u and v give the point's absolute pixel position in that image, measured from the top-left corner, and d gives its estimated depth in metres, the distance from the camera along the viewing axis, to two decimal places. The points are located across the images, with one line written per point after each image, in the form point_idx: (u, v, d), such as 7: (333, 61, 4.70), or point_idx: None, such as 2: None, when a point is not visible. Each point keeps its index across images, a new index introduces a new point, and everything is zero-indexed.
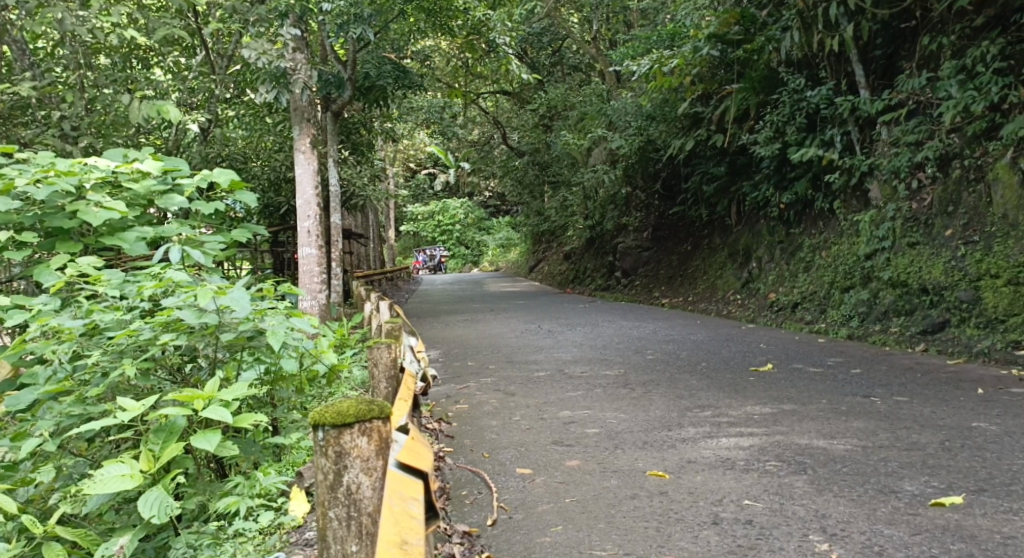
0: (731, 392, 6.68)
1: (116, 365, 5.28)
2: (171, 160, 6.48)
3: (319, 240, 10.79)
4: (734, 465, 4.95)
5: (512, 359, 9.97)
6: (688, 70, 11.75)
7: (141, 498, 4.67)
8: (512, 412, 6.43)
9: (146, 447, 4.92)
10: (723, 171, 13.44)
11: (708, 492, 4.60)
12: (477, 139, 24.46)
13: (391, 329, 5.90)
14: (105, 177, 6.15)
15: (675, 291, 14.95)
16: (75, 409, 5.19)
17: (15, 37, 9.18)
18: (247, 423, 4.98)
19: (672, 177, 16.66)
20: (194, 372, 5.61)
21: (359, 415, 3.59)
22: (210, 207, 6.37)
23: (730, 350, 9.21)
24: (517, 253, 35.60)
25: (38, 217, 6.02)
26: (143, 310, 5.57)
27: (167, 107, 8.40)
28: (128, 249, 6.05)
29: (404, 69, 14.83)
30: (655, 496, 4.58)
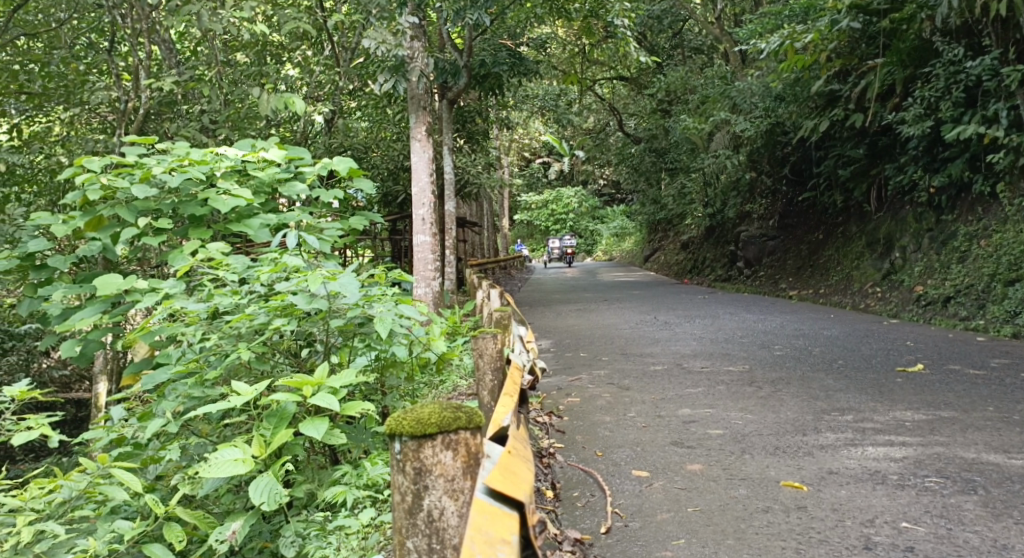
0: (876, 394, 6.09)
1: (233, 348, 5.15)
2: (294, 149, 6.39)
3: (434, 227, 10.59)
4: (885, 479, 4.43)
5: (627, 351, 9.55)
6: (825, 46, 11.00)
7: (252, 485, 4.45)
8: (627, 408, 6.04)
9: (258, 432, 4.74)
10: (862, 154, 12.68)
11: (856, 511, 4.11)
12: (592, 127, 24.03)
13: (500, 317, 5.59)
14: (234, 166, 6.08)
15: (805, 283, 14.17)
16: (194, 391, 5.07)
17: (162, 37, 9.56)
18: (355, 412, 4.68)
19: (802, 162, 15.82)
20: (306, 356, 5.41)
21: (442, 424, 3.19)
22: (329, 195, 6.25)
23: (872, 348, 8.52)
24: (632, 243, 35.02)
25: (174, 205, 5.91)
26: (260, 295, 5.43)
27: (294, 98, 8.27)
28: (253, 236, 5.88)
29: (520, 55, 14.51)
30: (793, 511, 4.11)
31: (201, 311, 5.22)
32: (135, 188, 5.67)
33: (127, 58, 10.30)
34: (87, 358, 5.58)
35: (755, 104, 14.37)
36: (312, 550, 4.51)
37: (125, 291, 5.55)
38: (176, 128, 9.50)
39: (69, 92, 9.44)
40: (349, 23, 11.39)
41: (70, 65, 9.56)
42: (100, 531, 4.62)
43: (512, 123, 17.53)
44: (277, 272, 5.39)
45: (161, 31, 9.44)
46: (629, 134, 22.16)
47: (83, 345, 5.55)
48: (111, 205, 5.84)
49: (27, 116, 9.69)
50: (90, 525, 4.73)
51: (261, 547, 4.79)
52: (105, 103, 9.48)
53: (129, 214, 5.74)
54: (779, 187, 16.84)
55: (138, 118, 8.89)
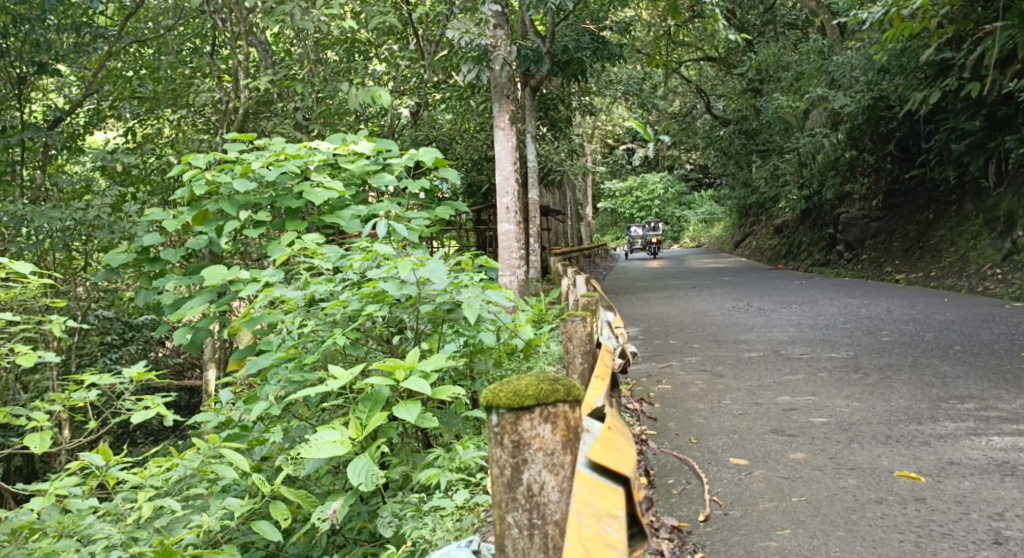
0: (997, 381, 5.72)
1: (329, 334, 5.11)
2: (383, 141, 6.36)
3: (518, 216, 10.46)
4: (1014, 470, 4.12)
5: (721, 338, 9.27)
6: (935, 13, 10.47)
7: (350, 466, 4.34)
8: (723, 395, 5.82)
9: (354, 416, 4.62)
10: (979, 125, 12.28)
11: (982, 503, 3.82)
12: (678, 111, 23.54)
13: (587, 302, 5.43)
14: (327, 160, 6.11)
15: (913, 266, 13.55)
16: (295, 375, 5.05)
17: (260, 39, 9.66)
18: (447, 396, 4.56)
19: (909, 138, 15.17)
20: (397, 341, 5.36)
21: (541, 397, 3.08)
22: (417, 185, 6.21)
23: (987, 333, 8.05)
24: (722, 229, 34.32)
25: (273, 198, 5.96)
26: (353, 282, 5.37)
27: (381, 91, 8.26)
28: (345, 227, 5.92)
29: (603, 39, 14.22)
30: (909, 503, 3.86)
31: (298, 298, 5.20)
32: (236, 183, 5.67)
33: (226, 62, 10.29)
34: (198, 346, 5.66)
35: (854, 79, 14.20)
36: (408, 530, 4.43)
37: (228, 283, 5.61)
38: (273, 126, 9.60)
39: (176, 95, 9.71)
40: (433, 15, 11.33)
41: (177, 69, 9.81)
42: (213, 508, 4.56)
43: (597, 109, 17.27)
44: (370, 260, 5.31)
45: (258, 32, 9.61)
46: (717, 118, 21.64)
47: (194, 333, 5.66)
48: (215, 200, 5.87)
49: (141, 119, 9.78)
50: (205, 502, 4.72)
51: (361, 526, 4.79)
52: (209, 104, 9.72)
53: (232, 207, 5.82)
54: (883, 165, 16.26)
55: (239, 117, 9.07)
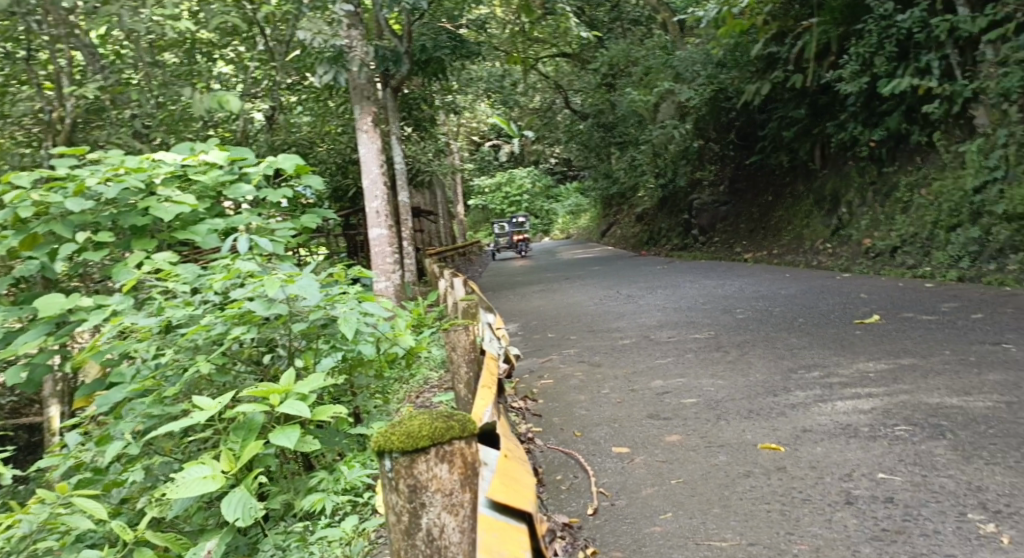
0: (838, 348, 6.23)
1: (191, 362, 4.93)
2: (236, 149, 6.28)
3: (388, 220, 10.49)
4: (857, 432, 4.52)
5: (594, 328, 9.62)
6: (760, 10, 11.62)
7: (224, 501, 4.22)
8: (600, 385, 6.09)
9: (227, 447, 4.51)
10: (804, 113, 13.35)
11: (833, 466, 4.19)
12: (538, 106, 24.00)
13: (467, 307, 5.66)
14: (175, 172, 5.98)
15: (758, 245, 14.92)
16: (155, 410, 4.82)
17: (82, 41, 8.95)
18: (326, 417, 4.53)
19: (747, 126, 16.52)
20: (269, 361, 5.21)
21: (435, 436, 2.96)
22: (277, 195, 6.12)
23: (830, 303, 8.69)
24: (589, 219, 35.20)
25: (114, 216, 5.78)
26: (214, 304, 5.23)
27: (228, 97, 8.06)
28: (201, 243, 5.86)
29: (460, 38, 14.39)
30: (773, 473, 4.19)
31: (153, 325, 5.01)
32: (69, 203, 5.46)
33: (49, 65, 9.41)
34: (36, 383, 5.52)
35: (696, 72, 15.07)
36: None
37: (67, 311, 5.40)
38: (104, 135, 8.93)
39: None
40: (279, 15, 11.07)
41: None
42: None
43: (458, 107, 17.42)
44: (231, 279, 5.17)
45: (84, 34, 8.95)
46: (576, 111, 22.19)
47: (30, 369, 5.48)
48: (45, 221, 5.65)
49: None
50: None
51: None
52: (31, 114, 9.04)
53: (65, 229, 5.61)
54: (726, 153, 17.63)
55: (66, 128, 8.58)
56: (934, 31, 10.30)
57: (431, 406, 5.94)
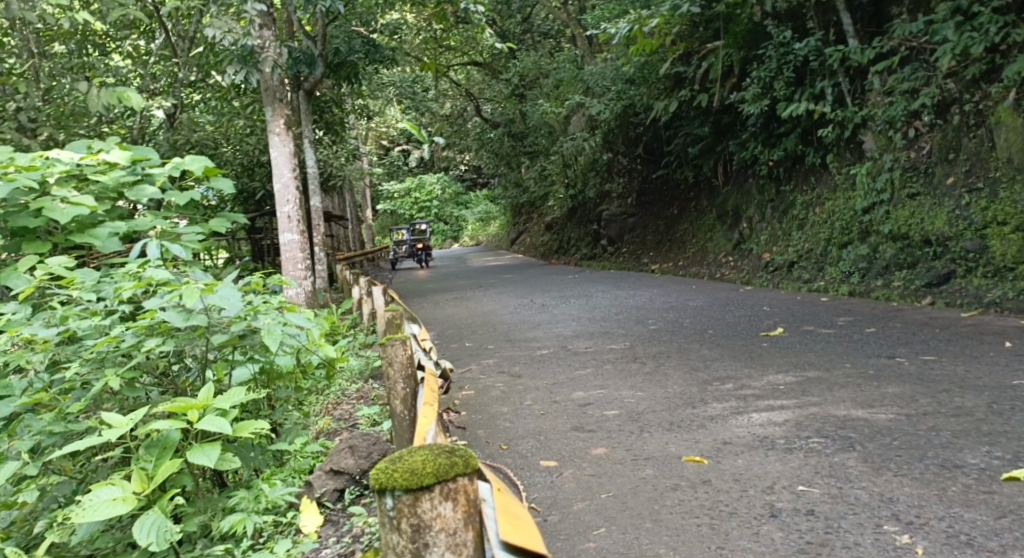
0: (747, 360, 6.45)
1: (98, 375, 4.59)
2: (139, 149, 5.92)
3: (300, 225, 10.33)
4: (774, 444, 4.71)
5: (511, 338, 9.69)
6: (669, 31, 11.98)
7: (137, 523, 4.00)
8: (522, 397, 6.15)
9: (138, 466, 4.25)
10: (708, 131, 13.84)
11: (755, 479, 4.36)
12: (449, 113, 23.99)
13: (392, 317, 5.61)
14: (70, 170, 5.54)
15: (665, 257, 15.27)
16: (56, 426, 4.46)
17: None
18: (247, 433, 4.36)
19: (653, 142, 16.98)
20: (182, 374, 4.90)
21: (439, 472, 2.92)
22: (184, 198, 5.83)
23: (736, 315, 8.98)
24: (498, 226, 35.39)
25: (2, 217, 5.39)
26: (122, 314, 4.92)
27: (128, 92, 7.70)
28: (101, 246, 5.45)
29: (374, 43, 14.25)
30: (699, 486, 4.33)
31: (53, 336, 4.67)
32: None
33: None
34: None
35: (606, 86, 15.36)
36: None
37: None
38: None
39: None
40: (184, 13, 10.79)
41: None
42: None
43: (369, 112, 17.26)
44: (142, 288, 4.86)
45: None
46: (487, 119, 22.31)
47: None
48: None
49: None
50: None
51: None
52: None
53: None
54: (634, 167, 17.93)
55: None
56: (826, 60, 10.81)
57: (353, 419, 5.80)
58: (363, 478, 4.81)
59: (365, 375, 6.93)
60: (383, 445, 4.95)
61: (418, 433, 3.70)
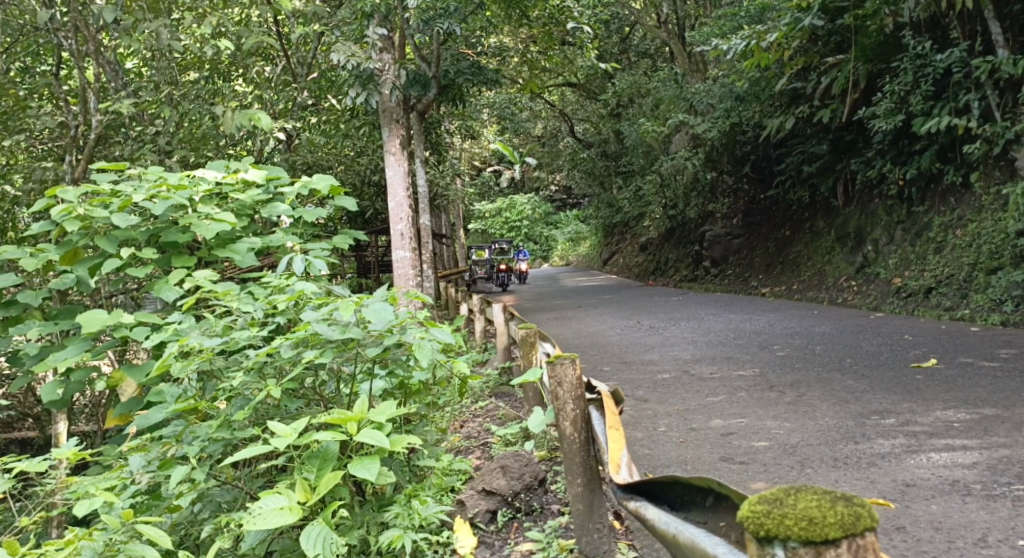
0: (902, 392, 6.00)
1: (255, 386, 4.45)
2: (272, 167, 5.88)
3: (412, 242, 10.23)
4: (970, 490, 4.29)
5: (626, 360, 9.36)
6: (789, 45, 11.45)
7: (302, 535, 3.84)
8: (655, 422, 5.84)
9: (300, 476, 4.10)
10: (826, 150, 13.29)
11: (960, 528, 3.95)
12: (543, 134, 23.85)
13: (527, 335, 5.40)
14: (213, 188, 5.54)
15: (776, 279, 14.71)
16: (219, 434, 4.39)
17: (106, 56, 8.27)
18: (403, 446, 4.17)
19: (762, 161, 16.50)
20: (320, 387, 4.72)
21: (846, 527, 2.54)
22: (315, 216, 5.73)
23: (872, 344, 8.47)
24: (590, 247, 35.09)
25: (153, 232, 5.38)
26: (273, 327, 4.77)
27: (259, 113, 7.66)
28: (240, 261, 5.37)
29: (481, 64, 13.94)
30: (893, 533, 3.94)
31: (215, 346, 4.51)
32: (115, 218, 5.08)
33: (67, 81, 8.84)
34: (66, 403, 5.09)
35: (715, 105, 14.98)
36: None
37: (107, 328, 4.98)
38: (127, 152, 8.27)
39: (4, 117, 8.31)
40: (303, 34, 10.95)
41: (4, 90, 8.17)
42: None
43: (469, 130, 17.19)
44: (292, 301, 4.73)
45: (106, 49, 8.16)
46: (581, 140, 22.15)
47: (65, 387, 5.08)
48: (86, 236, 5.22)
49: None
50: None
51: None
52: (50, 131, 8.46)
53: (109, 245, 5.17)
54: (740, 186, 17.56)
55: (89, 143, 7.70)
56: (972, 72, 10.20)
57: (484, 438, 5.86)
58: (514, 501, 4.73)
59: (482, 395, 6.75)
60: (535, 466, 4.89)
61: (612, 463, 3.55)
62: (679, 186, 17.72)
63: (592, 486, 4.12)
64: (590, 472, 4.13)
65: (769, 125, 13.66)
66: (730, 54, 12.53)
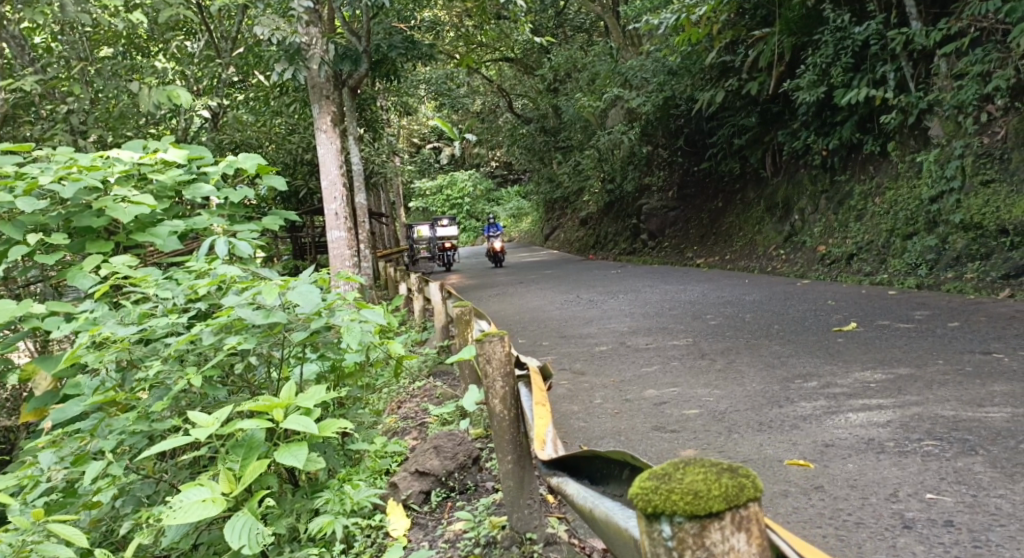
0: (826, 357, 6.20)
1: (177, 375, 4.42)
2: (194, 148, 5.78)
3: (347, 222, 10.13)
4: (883, 447, 4.48)
5: (563, 334, 9.48)
6: (714, 17, 11.59)
7: (227, 527, 3.84)
8: (589, 394, 5.95)
9: (225, 466, 4.10)
10: (755, 121, 13.53)
11: (872, 486, 4.12)
12: (480, 109, 23.75)
13: (462, 313, 5.46)
14: (130, 170, 5.43)
15: (709, 250, 14.97)
16: (139, 426, 4.36)
17: (14, 33, 7.98)
18: (332, 432, 4.18)
19: (695, 133, 16.73)
20: (250, 373, 4.68)
21: (730, 498, 2.46)
22: (240, 198, 5.66)
23: (799, 310, 8.69)
24: (531, 222, 35.12)
25: (65, 216, 5.25)
26: (197, 313, 4.72)
27: (181, 92, 7.49)
28: (162, 245, 5.30)
29: (413, 40, 13.74)
30: (810, 493, 4.10)
31: (133, 334, 4.45)
32: (22, 203, 4.93)
33: None
34: None
35: (645, 78, 15.13)
36: None
37: (17, 319, 4.88)
38: (42, 133, 8.03)
39: None
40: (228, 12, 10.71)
41: None
42: None
43: (404, 107, 17.02)
44: (215, 285, 4.69)
45: (11, 27, 7.91)
46: (519, 115, 22.14)
47: None
48: None
49: None
50: None
51: None
52: None
53: (15, 231, 5.05)
54: (674, 158, 17.77)
55: None
56: (889, 42, 10.46)
57: (420, 417, 5.91)
58: (449, 480, 4.80)
59: (420, 376, 6.79)
60: (468, 445, 4.95)
61: (538, 437, 3.61)
62: (615, 160, 17.88)
63: (522, 462, 4.15)
64: (521, 449, 4.16)
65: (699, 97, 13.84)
66: (657, 27, 12.63)
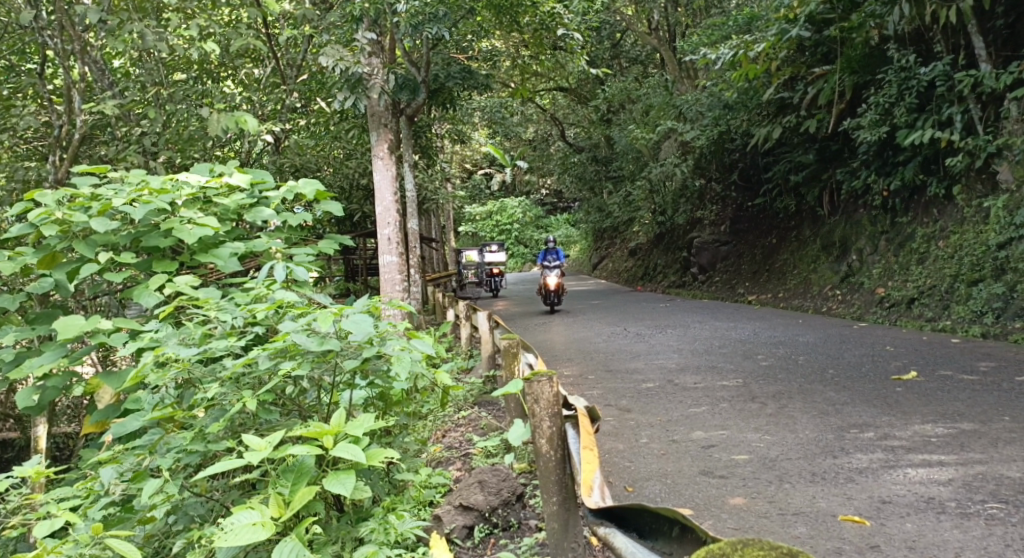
0: (883, 406, 6.02)
1: (233, 398, 4.44)
2: (257, 172, 5.83)
3: (399, 247, 10.16)
4: (944, 508, 4.32)
5: (611, 368, 9.36)
6: (776, 55, 11.47)
7: (275, 552, 3.84)
8: (636, 433, 5.83)
9: (275, 491, 4.10)
10: (813, 159, 13.34)
11: (932, 548, 3.97)
12: (532, 138, 23.83)
13: (509, 345, 5.42)
14: (196, 194, 5.49)
15: (762, 288, 14.74)
16: (195, 447, 4.39)
17: (93, 56, 8.22)
18: (379, 460, 4.16)
19: (751, 169, 16.56)
20: (300, 396, 4.70)
21: None
22: (299, 221, 5.68)
23: (855, 355, 8.48)
24: (580, 251, 35.00)
25: (134, 236, 5.32)
26: (254, 336, 4.73)
27: (245, 116, 7.59)
28: (223, 266, 5.33)
29: (470, 69, 13.87)
30: (866, 552, 3.96)
31: (192, 356, 4.48)
32: (94, 222, 5.02)
33: (54, 79, 8.81)
34: (44, 408, 5.01)
35: (702, 113, 15.04)
36: None
37: (84, 334, 4.96)
38: (112, 152, 8.21)
39: None
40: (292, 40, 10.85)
41: None
42: None
43: (459, 134, 17.13)
44: (273, 310, 4.71)
45: (92, 50, 8.15)
46: (571, 144, 22.17)
47: (41, 393, 5.00)
48: (66, 240, 5.19)
49: None
50: None
51: None
52: (32, 129, 8.37)
53: (87, 249, 5.13)
54: (728, 194, 17.60)
55: (75, 144, 7.63)
56: (956, 85, 10.28)
57: (465, 449, 5.86)
58: (491, 516, 4.76)
59: (466, 406, 6.73)
60: (512, 482, 4.91)
61: (584, 485, 3.57)
62: (667, 193, 17.79)
63: (567, 504, 4.12)
64: (565, 490, 4.12)
65: (757, 133, 13.70)
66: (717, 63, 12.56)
